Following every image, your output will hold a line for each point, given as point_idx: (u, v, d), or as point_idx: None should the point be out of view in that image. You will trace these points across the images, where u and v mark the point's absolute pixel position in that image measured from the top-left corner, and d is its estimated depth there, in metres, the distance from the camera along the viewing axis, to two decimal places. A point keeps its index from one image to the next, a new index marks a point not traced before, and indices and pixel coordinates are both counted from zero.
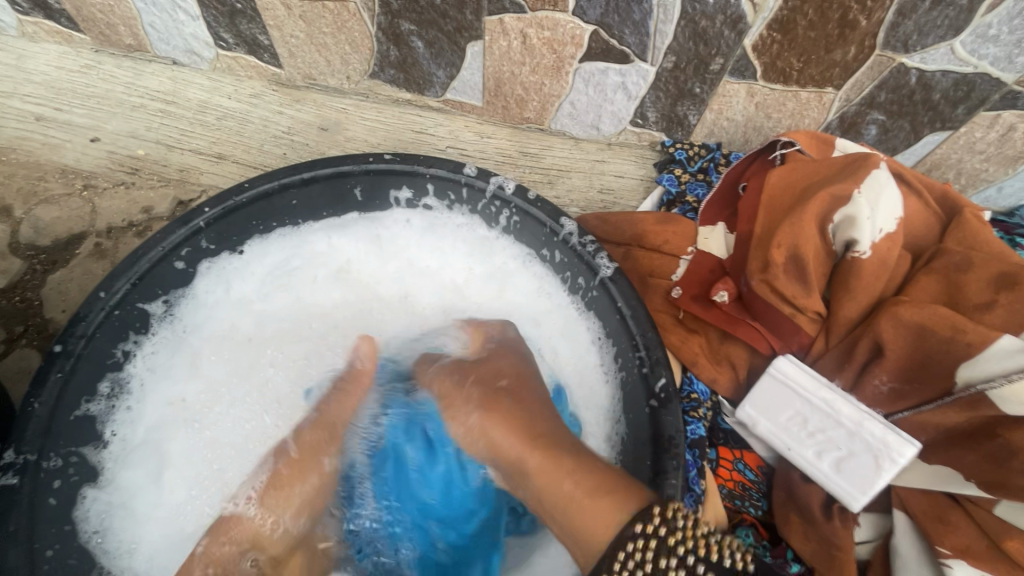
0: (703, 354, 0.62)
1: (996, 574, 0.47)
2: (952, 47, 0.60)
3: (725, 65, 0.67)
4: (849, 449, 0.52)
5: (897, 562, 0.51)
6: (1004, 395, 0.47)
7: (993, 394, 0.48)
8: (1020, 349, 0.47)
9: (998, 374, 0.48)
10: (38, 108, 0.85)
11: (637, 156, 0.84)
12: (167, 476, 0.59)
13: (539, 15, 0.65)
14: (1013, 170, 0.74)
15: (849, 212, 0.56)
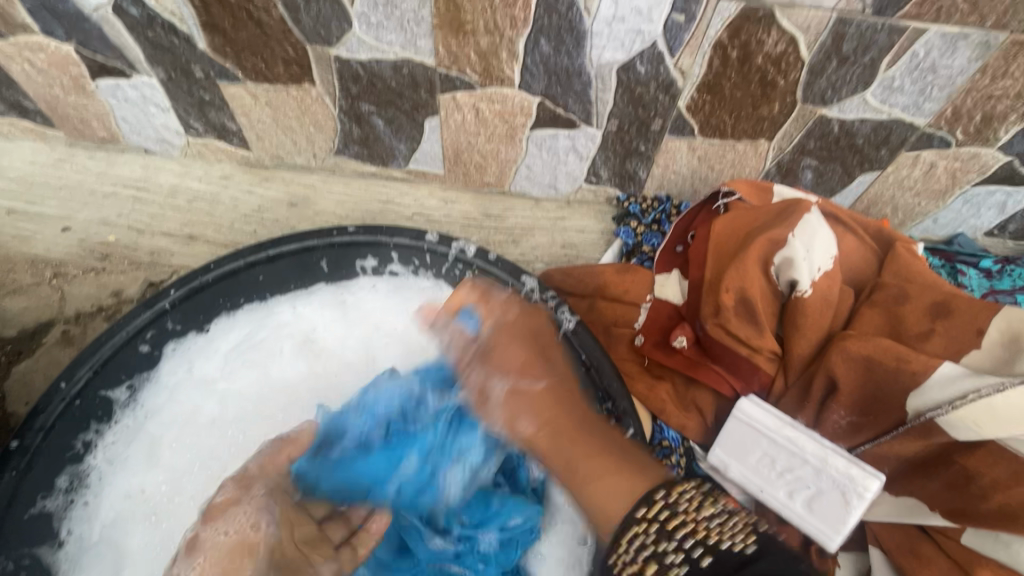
0: (671, 400, 0.62)
1: None
2: (864, 98, 0.65)
3: (664, 123, 0.72)
4: (817, 489, 0.52)
5: None
6: (952, 421, 0.48)
7: (941, 421, 0.49)
8: (959, 374, 0.49)
9: (944, 402, 0.49)
10: (10, 203, 0.88)
11: (596, 210, 0.88)
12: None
13: (489, 91, 0.70)
14: (943, 202, 0.79)
15: (788, 254, 0.58)
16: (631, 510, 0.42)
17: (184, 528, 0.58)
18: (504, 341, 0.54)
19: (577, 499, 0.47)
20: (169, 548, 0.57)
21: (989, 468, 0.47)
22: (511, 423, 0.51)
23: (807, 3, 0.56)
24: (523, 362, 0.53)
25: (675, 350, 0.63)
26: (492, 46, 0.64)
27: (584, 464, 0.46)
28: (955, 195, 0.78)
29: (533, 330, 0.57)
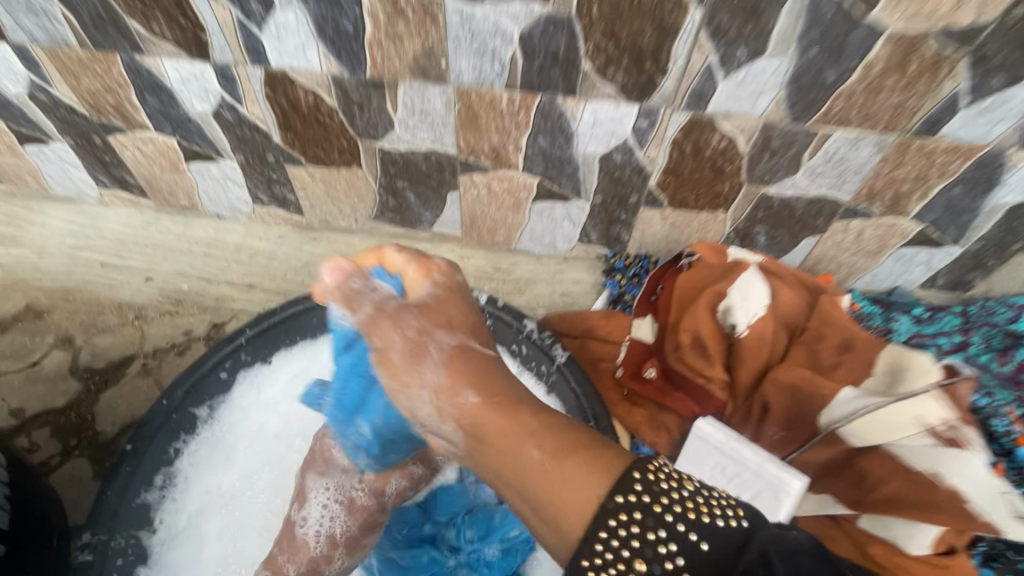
0: (646, 422, 0.76)
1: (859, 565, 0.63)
2: (795, 181, 0.83)
3: (639, 198, 0.90)
4: (757, 488, 0.65)
5: None
6: (851, 432, 0.65)
7: (842, 431, 0.64)
8: (855, 395, 0.66)
9: (845, 416, 0.65)
10: (104, 257, 1.07)
11: (589, 266, 1.05)
12: (206, 553, 0.72)
13: (499, 172, 0.89)
14: (877, 261, 0.95)
15: (730, 303, 0.74)
16: (608, 500, 0.42)
17: (254, 517, 0.75)
18: (433, 306, 0.57)
19: (526, 491, 0.45)
20: (243, 532, 0.74)
21: (877, 467, 0.63)
22: (453, 391, 0.51)
23: (738, 113, 0.75)
24: (458, 323, 0.56)
25: (646, 380, 0.76)
26: (502, 142, 0.84)
27: (548, 444, 0.45)
28: (886, 255, 0.93)
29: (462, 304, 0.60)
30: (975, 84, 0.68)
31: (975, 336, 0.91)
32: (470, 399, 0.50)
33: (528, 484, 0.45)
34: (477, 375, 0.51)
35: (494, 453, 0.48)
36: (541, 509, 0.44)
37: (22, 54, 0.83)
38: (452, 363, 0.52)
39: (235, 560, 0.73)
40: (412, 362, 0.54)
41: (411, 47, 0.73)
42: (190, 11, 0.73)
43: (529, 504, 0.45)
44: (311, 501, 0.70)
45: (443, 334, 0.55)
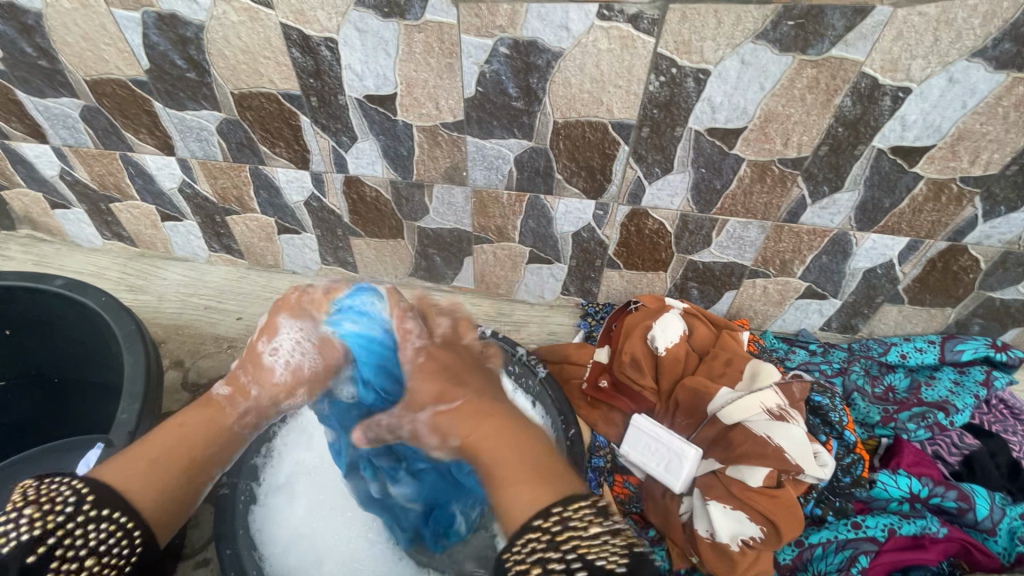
0: (602, 420, 1.06)
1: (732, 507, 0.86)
2: (710, 251, 1.18)
3: (603, 261, 1.25)
4: (668, 456, 0.94)
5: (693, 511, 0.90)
6: (724, 413, 0.93)
7: (719, 414, 0.93)
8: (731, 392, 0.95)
9: (721, 405, 0.94)
10: (208, 302, 1.44)
11: (570, 311, 1.39)
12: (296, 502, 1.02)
13: (501, 243, 1.26)
14: (783, 309, 1.27)
15: (654, 334, 1.06)
16: (531, 519, 0.64)
17: (326, 480, 1.06)
18: (427, 365, 0.79)
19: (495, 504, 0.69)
20: (319, 490, 1.05)
21: (741, 436, 0.90)
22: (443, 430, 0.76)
23: (663, 206, 1.11)
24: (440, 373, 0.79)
25: (601, 389, 1.07)
26: (504, 222, 1.21)
27: (506, 475, 0.69)
28: (789, 304, 1.26)
29: (449, 361, 0.80)
30: (814, 191, 1.03)
31: (854, 365, 1.19)
32: (455, 443, 0.75)
33: (493, 484, 0.70)
34: (456, 419, 0.75)
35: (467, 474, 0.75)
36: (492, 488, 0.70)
37: (182, 165, 1.23)
38: (437, 417, 0.76)
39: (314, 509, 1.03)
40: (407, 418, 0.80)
41: (443, 163, 1.11)
42: (303, 141, 1.13)
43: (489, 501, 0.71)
44: (281, 334, 0.81)
45: (421, 411, 0.78)
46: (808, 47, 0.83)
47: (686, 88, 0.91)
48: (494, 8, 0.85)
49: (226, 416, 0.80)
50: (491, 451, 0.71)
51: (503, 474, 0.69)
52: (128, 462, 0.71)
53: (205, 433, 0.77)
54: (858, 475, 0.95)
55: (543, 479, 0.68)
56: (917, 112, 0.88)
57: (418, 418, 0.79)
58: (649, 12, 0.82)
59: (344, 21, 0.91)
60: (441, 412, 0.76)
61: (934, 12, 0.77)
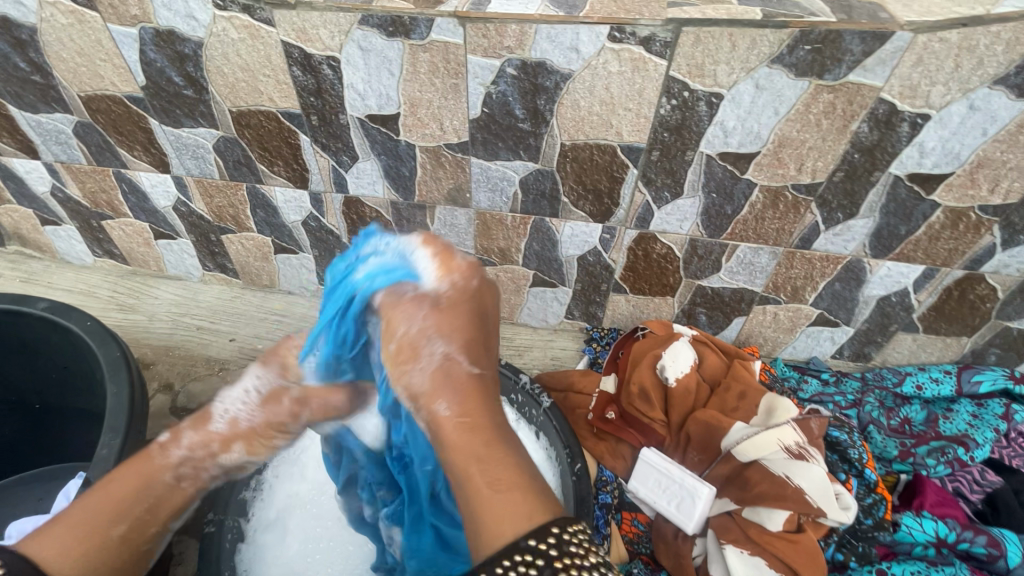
0: (608, 453, 1.01)
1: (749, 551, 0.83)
2: (719, 276, 1.15)
3: (608, 285, 1.22)
4: (680, 495, 0.90)
5: (708, 554, 0.86)
6: (739, 450, 0.89)
7: (733, 451, 0.90)
8: (744, 427, 0.92)
9: (735, 440, 0.91)
10: (200, 322, 1.39)
11: (574, 336, 1.35)
12: (286, 538, 0.96)
13: (504, 266, 1.23)
14: (794, 336, 1.23)
15: (664, 364, 1.02)
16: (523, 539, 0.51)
17: (319, 514, 1.01)
18: (447, 307, 0.69)
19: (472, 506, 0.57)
20: (311, 525, 1.00)
21: (757, 475, 0.87)
22: (431, 392, 0.64)
23: (672, 231, 1.08)
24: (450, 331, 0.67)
25: (609, 420, 1.03)
26: (508, 244, 1.18)
27: (493, 475, 0.57)
28: (800, 332, 1.22)
29: (478, 309, 0.71)
30: (827, 217, 1.00)
31: (869, 397, 1.16)
32: (444, 412, 0.63)
33: (473, 483, 0.57)
34: (456, 389, 0.64)
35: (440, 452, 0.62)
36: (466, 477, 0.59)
37: (177, 182, 1.20)
38: (437, 373, 0.65)
39: (305, 544, 0.97)
40: (408, 365, 0.67)
41: (446, 184, 1.08)
42: (302, 160, 1.10)
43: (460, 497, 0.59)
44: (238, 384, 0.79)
45: (437, 345, 0.67)
46: (824, 71, 0.80)
47: (698, 112, 0.88)
48: (502, 29, 0.83)
49: (160, 467, 0.69)
50: (487, 444, 0.60)
51: (495, 474, 0.57)
52: (56, 532, 0.60)
53: (137, 492, 0.66)
54: (880, 517, 0.92)
55: (520, 487, 0.56)
56: (936, 139, 0.86)
57: (415, 366, 0.67)
58: (662, 34, 0.80)
59: (347, 40, 0.88)
60: (455, 361, 0.66)
61: (955, 38, 0.75)
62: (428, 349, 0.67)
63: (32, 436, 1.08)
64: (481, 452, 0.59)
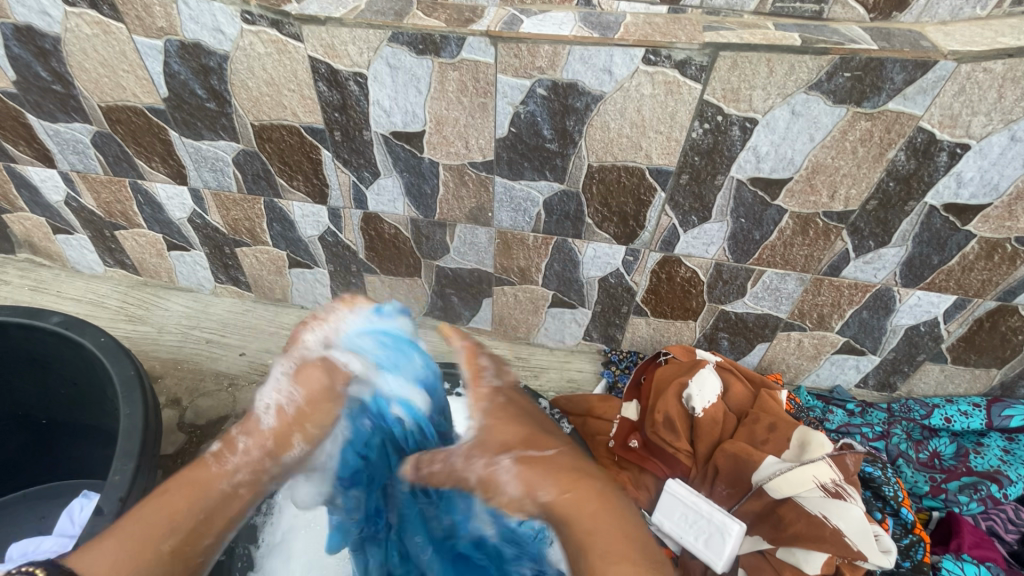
0: (631, 482, 0.99)
1: None
2: (744, 302, 1.13)
3: (629, 308, 1.20)
4: (709, 530, 0.88)
5: None
6: (771, 487, 0.87)
7: (763, 487, 0.87)
8: (775, 461, 0.90)
9: (766, 476, 0.88)
10: (210, 334, 1.36)
11: (591, 357, 1.32)
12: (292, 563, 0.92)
13: (522, 286, 1.21)
14: (818, 363, 1.21)
15: (689, 392, 1.00)
16: None
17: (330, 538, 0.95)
18: (488, 439, 0.69)
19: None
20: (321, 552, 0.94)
21: (790, 513, 0.84)
22: (529, 488, 0.63)
23: (697, 255, 1.06)
24: (513, 440, 0.68)
25: (631, 449, 1.01)
26: (528, 264, 1.16)
27: (600, 549, 0.57)
28: (824, 359, 1.19)
29: (518, 411, 0.74)
30: (858, 245, 0.98)
31: (895, 429, 1.13)
32: (543, 496, 0.62)
33: (586, 553, 0.57)
34: (547, 474, 0.64)
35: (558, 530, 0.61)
36: (582, 549, 0.58)
37: (194, 194, 1.18)
38: (523, 470, 0.65)
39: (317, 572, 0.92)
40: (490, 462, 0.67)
41: (469, 203, 1.07)
42: (322, 176, 1.08)
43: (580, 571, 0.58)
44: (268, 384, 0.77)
45: (503, 458, 0.66)
46: (863, 99, 0.79)
47: (731, 136, 0.87)
48: (535, 49, 0.81)
49: (217, 476, 0.67)
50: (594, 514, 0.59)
51: (600, 544, 0.57)
52: (109, 545, 0.58)
53: (190, 498, 0.64)
54: (919, 560, 0.90)
55: (626, 552, 0.57)
56: (974, 169, 0.84)
57: (498, 470, 0.66)
58: (698, 58, 0.79)
59: (376, 56, 0.87)
60: (528, 456, 0.66)
61: (1000, 69, 0.73)
62: (502, 468, 0.66)
63: (38, 453, 1.05)
64: (574, 521, 0.60)
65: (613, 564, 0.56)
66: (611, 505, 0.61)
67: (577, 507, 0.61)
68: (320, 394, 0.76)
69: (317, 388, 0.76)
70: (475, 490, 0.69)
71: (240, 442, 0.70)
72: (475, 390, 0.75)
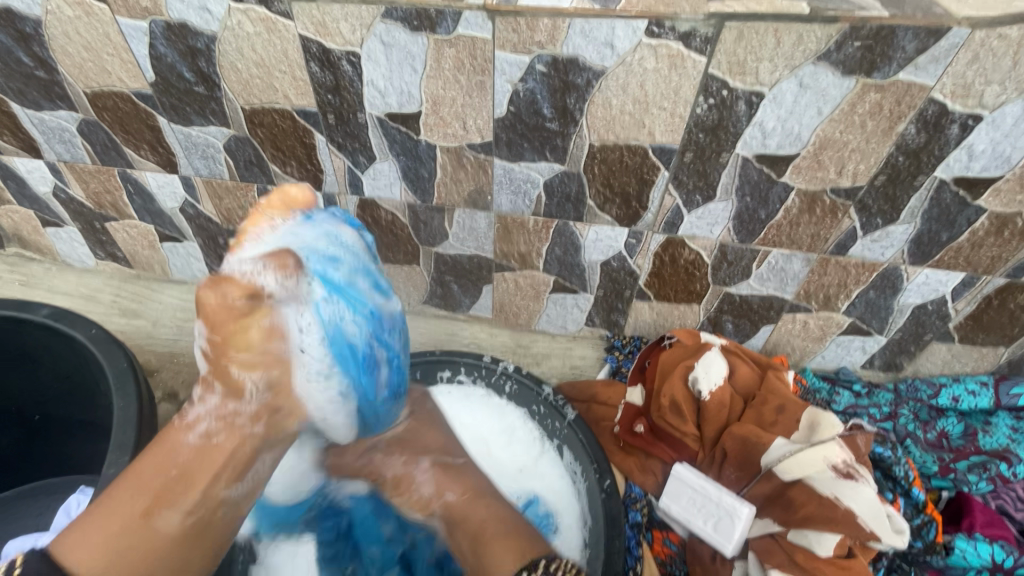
0: (637, 468, 0.99)
1: None
2: (748, 283, 1.11)
3: (632, 292, 1.18)
4: (717, 514, 0.88)
5: None
6: (782, 469, 0.85)
7: (773, 469, 0.86)
8: (784, 443, 0.88)
9: (776, 458, 0.87)
10: None
11: (593, 343, 1.31)
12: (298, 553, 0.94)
13: (522, 271, 1.19)
14: (823, 345, 1.19)
15: (695, 375, 0.98)
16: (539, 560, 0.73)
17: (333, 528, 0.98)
18: (408, 439, 0.90)
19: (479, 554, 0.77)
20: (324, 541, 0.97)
21: (801, 494, 0.83)
22: (441, 489, 0.85)
23: (701, 236, 1.04)
24: (432, 447, 0.89)
25: (637, 434, 1.00)
26: (528, 249, 1.13)
27: (489, 530, 0.79)
28: (829, 341, 1.18)
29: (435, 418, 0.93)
30: (865, 223, 0.96)
31: (903, 409, 1.14)
32: (451, 497, 0.84)
33: (478, 544, 0.78)
34: (455, 480, 0.85)
35: (459, 521, 0.82)
36: (475, 537, 0.79)
37: (185, 183, 1.16)
38: (439, 475, 0.86)
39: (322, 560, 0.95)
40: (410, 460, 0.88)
41: (467, 187, 1.04)
42: (316, 161, 1.05)
43: (469, 541, 0.80)
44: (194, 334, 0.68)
45: (424, 461, 0.88)
46: (873, 70, 0.76)
47: (736, 111, 0.84)
48: (534, 23, 0.79)
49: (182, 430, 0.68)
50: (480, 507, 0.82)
51: (488, 528, 0.78)
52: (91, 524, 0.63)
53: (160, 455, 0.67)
54: (930, 540, 0.91)
55: (515, 536, 0.77)
56: (986, 141, 0.82)
57: (417, 479, 0.87)
58: (703, 29, 0.76)
59: (369, 34, 0.84)
60: (444, 464, 0.87)
61: (1015, 35, 0.71)
62: (418, 469, 0.87)
63: (34, 449, 1.03)
64: (468, 507, 0.82)
65: (498, 540, 0.77)
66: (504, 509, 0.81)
67: (484, 504, 0.82)
68: (232, 317, 0.66)
69: (223, 312, 0.65)
70: (388, 482, 0.90)
71: (200, 395, 0.70)
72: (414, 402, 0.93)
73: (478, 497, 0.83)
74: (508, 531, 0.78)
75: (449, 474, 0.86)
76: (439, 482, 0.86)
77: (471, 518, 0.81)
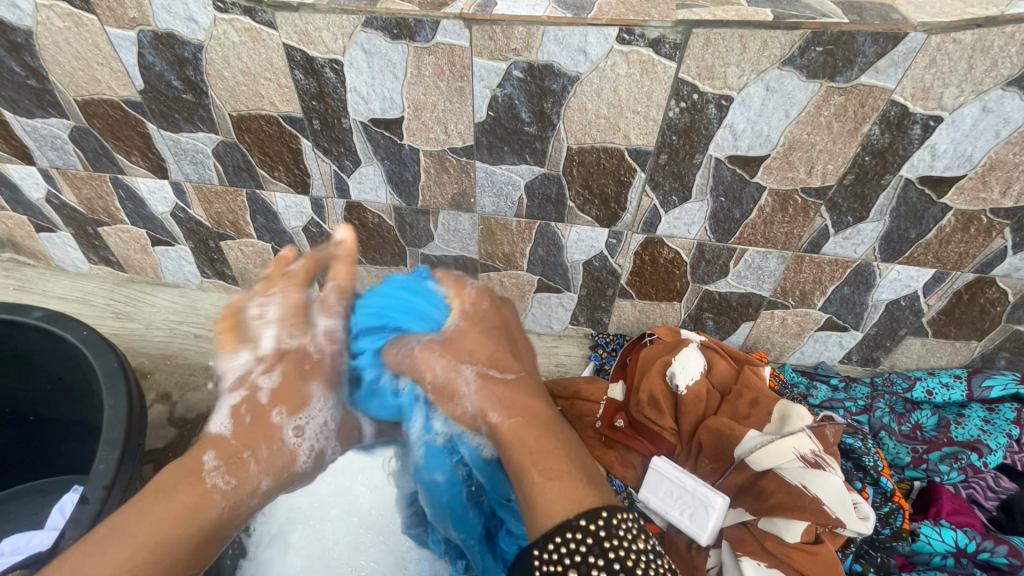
0: (616, 461, 1.01)
1: (766, 561, 0.82)
2: (727, 281, 1.14)
3: (614, 291, 1.21)
4: (693, 504, 0.90)
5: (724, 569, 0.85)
6: (752, 460, 0.88)
7: (744, 459, 0.89)
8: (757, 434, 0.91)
9: (748, 449, 0.89)
10: (198, 329, 1.36)
11: (578, 341, 1.34)
12: (290, 553, 0.95)
13: (507, 271, 1.21)
14: (801, 340, 1.22)
15: (673, 370, 1.02)
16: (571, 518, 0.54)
17: (328, 528, 0.98)
18: (456, 341, 0.71)
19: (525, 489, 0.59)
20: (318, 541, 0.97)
21: (770, 483, 0.85)
22: (482, 408, 0.66)
23: (679, 235, 1.07)
24: (477, 354, 0.70)
25: (617, 428, 1.03)
26: (512, 250, 1.16)
27: (543, 463, 0.59)
28: (807, 336, 1.21)
29: (499, 326, 0.74)
30: (837, 221, 0.99)
31: (879, 403, 1.16)
32: (496, 419, 0.65)
33: (523, 473, 0.59)
34: (501, 398, 0.66)
35: (508, 457, 0.62)
36: (519, 469, 0.60)
37: (176, 188, 1.18)
38: (480, 392, 0.67)
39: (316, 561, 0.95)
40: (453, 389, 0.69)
41: (451, 189, 1.07)
42: (303, 166, 1.08)
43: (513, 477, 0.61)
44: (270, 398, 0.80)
45: (467, 369, 0.69)
46: (836, 74, 0.79)
47: (707, 114, 0.87)
48: (510, 31, 0.81)
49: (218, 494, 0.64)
50: (539, 438, 0.61)
51: (535, 458, 0.60)
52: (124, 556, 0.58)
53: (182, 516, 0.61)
54: (897, 527, 0.94)
55: (563, 470, 0.59)
56: (947, 141, 0.85)
57: (456, 395, 0.68)
58: (671, 36, 0.79)
59: (351, 42, 0.86)
60: (489, 377, 0.68)
61: (969, 39, 0.74)
62: (462, 380, 0.68)
63: (28, 450, 1.05)
64: (516, 434, 0.63)
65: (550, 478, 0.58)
66: (554, 430, 0.64)
67: (538, 434, 0.62)
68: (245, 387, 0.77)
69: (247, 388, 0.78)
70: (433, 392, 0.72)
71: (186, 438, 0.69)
72: (461, 294, 0.77)
73: (525, 425, 0.63)
74: (557, 473, 0.58)
75: (494, 385, 0.67)
76: (482, 396, 0.67)
77: (515, 448, 0.62)
